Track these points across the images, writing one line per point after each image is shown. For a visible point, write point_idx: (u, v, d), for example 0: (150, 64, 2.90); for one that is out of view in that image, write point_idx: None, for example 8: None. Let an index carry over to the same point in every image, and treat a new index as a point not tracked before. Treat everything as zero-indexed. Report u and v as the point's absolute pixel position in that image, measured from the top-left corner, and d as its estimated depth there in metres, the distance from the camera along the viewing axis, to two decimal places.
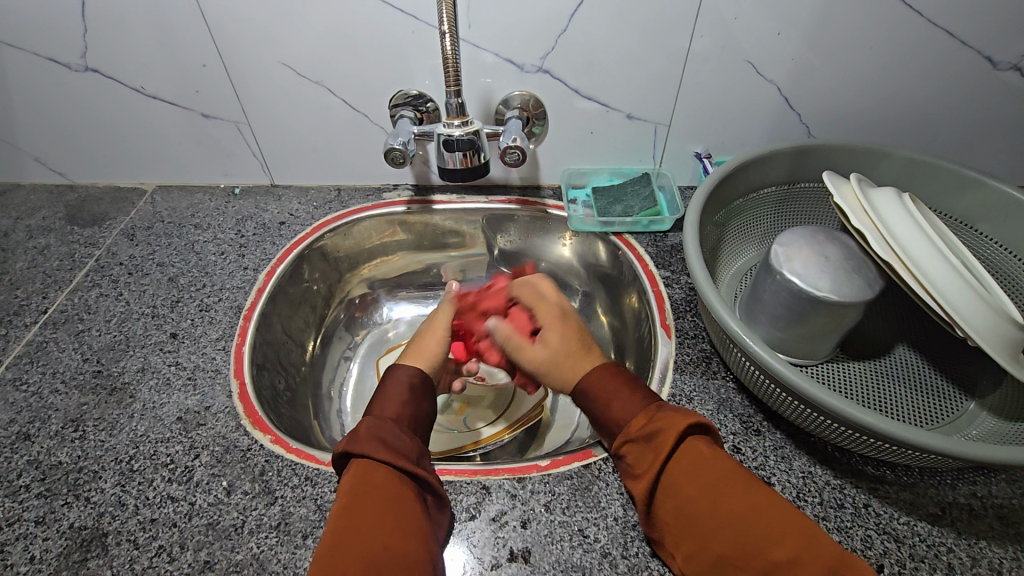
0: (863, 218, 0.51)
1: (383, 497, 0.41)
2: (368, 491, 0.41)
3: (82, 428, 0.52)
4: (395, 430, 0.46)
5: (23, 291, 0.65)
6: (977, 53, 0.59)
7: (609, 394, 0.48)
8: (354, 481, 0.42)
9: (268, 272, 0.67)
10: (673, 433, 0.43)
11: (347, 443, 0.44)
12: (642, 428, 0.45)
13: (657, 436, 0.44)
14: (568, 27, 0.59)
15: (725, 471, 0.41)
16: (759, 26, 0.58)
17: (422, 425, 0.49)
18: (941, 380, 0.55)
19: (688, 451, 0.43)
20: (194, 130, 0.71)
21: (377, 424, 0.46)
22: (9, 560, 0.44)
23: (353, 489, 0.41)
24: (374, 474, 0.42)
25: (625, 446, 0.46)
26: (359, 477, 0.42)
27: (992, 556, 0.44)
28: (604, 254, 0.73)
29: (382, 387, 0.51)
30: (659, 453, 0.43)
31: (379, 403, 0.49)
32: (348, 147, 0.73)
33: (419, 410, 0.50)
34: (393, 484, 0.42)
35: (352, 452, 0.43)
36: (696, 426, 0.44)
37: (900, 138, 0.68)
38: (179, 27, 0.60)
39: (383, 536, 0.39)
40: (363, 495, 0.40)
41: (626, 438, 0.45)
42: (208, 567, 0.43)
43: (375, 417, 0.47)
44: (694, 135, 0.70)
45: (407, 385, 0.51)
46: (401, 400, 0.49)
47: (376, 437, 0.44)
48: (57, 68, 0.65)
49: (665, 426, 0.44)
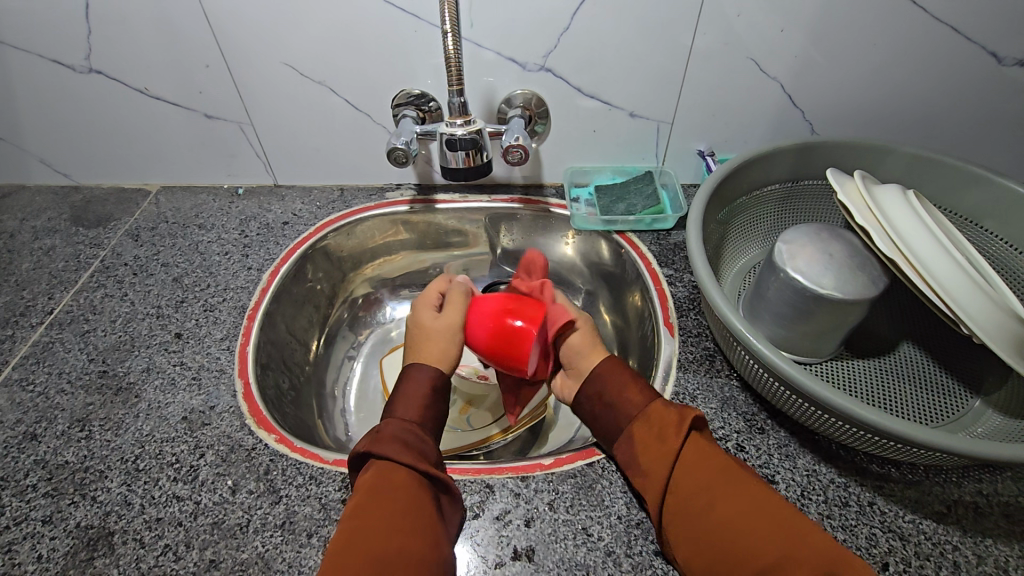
0: (868, 216, 0.51)
1: (395, 494, 0.41)
2: (384, 488, 0.41)
3: (89, 428, 0.52)
4: (416, 430, 0.47)
5: (30, 291, 0.66)
6: (981, 48, 0.58)
7: (622, 381, 0.50)
8: (369, 479, 0.42)
9: (272, 272, 0.67)
10: (683, 422, 0.45)
11: (368, 442, 0.44)
12: (658, 416, 0.46)
13: (668, 428, 0.45)
14: (571, 25, 0.59)
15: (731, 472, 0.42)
16: (763, 23, 0.58)
17: (439, 424, 0.51)
18: (946, 378, 0.55)
19: (695, 448, 0.44)
20: (198, 130, 0.71)
21: (398, 420, 0.47)
22: (17, 559, 0.44)
23: (371, 488, 0.41)
24: (388, 472, 0.42)
25: (635, 430, 0.47)
26: (376, 475, 0.42)
27: (997, 554, 0.43)
28: (607, 252, 0.73)
29: (401, 389, 0.51)
30: (672, 441, 0.44)
31: (396, 403, 0.50)
32: (351, 147, 0.73)
33: (438, 410, 0.51)
34: (406, 481, 0.42)
35: (375, 451, 0.44)
36: (703, 421, 0.45)
37: (903, 134, 0.67)
38: (181, 27, 0.60)
39: (395, 534, 0.39)
40: (378, 491, 0.41)
41: (635, 423, 0.47)
42: (213, 566, 0.43)
43: (397, 416, 0.48)
44: (697, 133, 0.70)
45: (429, 386, 0.51)
46: (422, 399, 0.50)
47: (398, 438, 0.45)
48: (61, 69, 0.65)
49: (679, 416, 0.45)
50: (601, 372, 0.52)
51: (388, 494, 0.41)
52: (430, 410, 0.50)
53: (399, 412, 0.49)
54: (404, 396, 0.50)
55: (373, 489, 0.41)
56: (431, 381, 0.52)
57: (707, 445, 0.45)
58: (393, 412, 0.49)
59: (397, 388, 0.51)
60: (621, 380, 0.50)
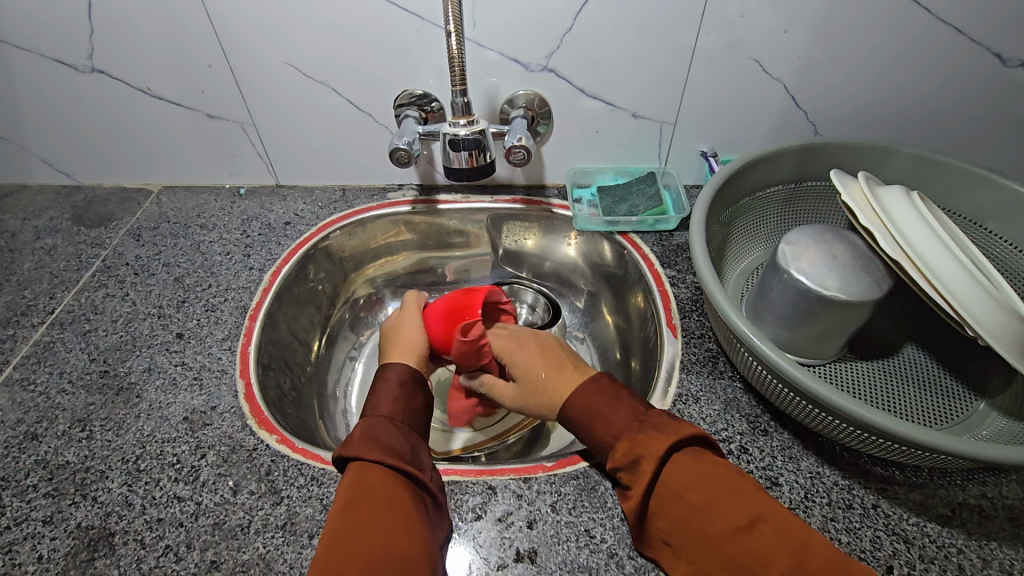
0: (872, 217, 0.50)
1: (379, 495, 0.41)
2: (365, 489, 0.41)
3: (90, 428, 0.52)
4: (389, 430, 0.46)
5: (31, 291, 0.65)
6: (985, 49, 0.58)
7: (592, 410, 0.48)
8: (349, 481, 0.42)
9: (273, 272, 0.67)
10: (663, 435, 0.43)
11: (342, 446, 0.44)
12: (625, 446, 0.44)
13: (640, 446, 0.43)
14: (574, 25, 0.59)
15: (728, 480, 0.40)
16: (766, 23, 0.58)
17: (416, 419, 0.50)
18: (950, 379, 0.55)
19: (683, 456, 0.42)
20: (200, 130, 0.71)
21: (374, 420, 0.47)
22: (18, 559, 0.44)
23: (353, 491, 0.41)
24: (366, 474, 0.42)
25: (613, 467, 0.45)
26: (355, 476, 0.42)
27: (1003, 558, 0.43)
28: (609, 253, 0.73)
29: (374, 390, 0.52)
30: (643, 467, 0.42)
31: (369, 406, 0.50)
32: (354, 147, 0.73)
33: (412, 409, 0.50)
34: (386, 482, 0.42)
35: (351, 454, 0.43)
36: (689, 428, 0.43)
37: (906, 136, 0.67)
38: (184, 25, 0.60)
39: (384, 533, 0.39)
40: (359, 493, 0.41)
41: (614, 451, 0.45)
42: (214, 567, 0.43)
43: (370, 416, 0.48)
44: (700, 134, 0.69)
45: (398, 384, 0.52)
46: (393, 398, 0.50)
47: (370, 438, 0.45)
48: (64, 69, 0.65)
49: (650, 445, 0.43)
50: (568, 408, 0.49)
51: (371, 493, 0.41)
52: (403, 408, 0.50)
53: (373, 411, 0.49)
54: (376, 400, 0.50)
55: (354, 490, 0.41)
56: (399, 379, 0.52)
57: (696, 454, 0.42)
58: (368, 411, 0.49)
59: (371, 389, 0.52)
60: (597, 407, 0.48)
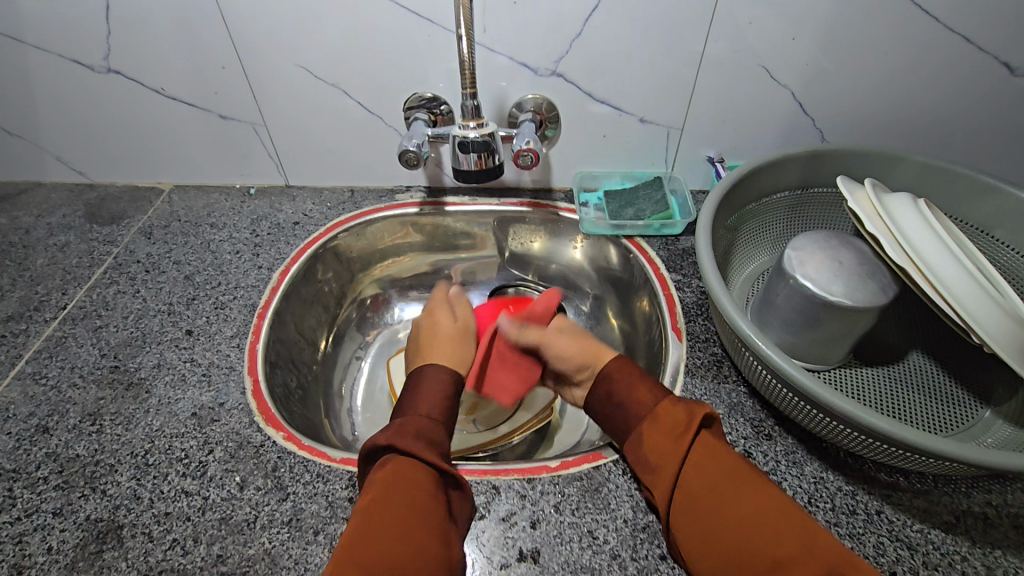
0: (879, 224, 0.50)
1: (413, 491, 0.42)
2: (405, 485, 0.42)
3: (100, 423, 0.53)
4: (434, 428, 0.48)
5: (44, 287, 0.66)
6: (994, 58, 0.58)
7: (631, 383, 0.51)
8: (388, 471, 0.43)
9: (282, 271, 0.68)
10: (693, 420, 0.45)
11: (390, 437, 0.45)
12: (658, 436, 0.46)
13: (679, 426, 0.46)
14: (583, 31, 0.59)
15: (745, 481, 0.42)
16: (774, 30, 0.58)
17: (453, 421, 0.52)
18: (955, 387, 0.55)
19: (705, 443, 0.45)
20: (212, 130, 0.72)
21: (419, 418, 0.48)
22: (28, 550, 0.44)
23: (390, 485, 0.42)
24: (409, 471, 0.43)
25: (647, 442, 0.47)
26: (396, 472, 0.43)
27: (1007, 565, 0.43)
28: (615, 258, 0.73)
29: (418, 385, 0.52)
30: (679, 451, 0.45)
31: (412, 402, 0.51)
32: (363, 148, 0.73)
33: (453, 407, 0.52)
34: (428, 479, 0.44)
35: (397, 448, 0.45)
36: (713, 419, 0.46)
37: (913, 143, 0.67)
38: (200, 29, 0.61)
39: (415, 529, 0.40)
40: (401, 485, 0.42)
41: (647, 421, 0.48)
42: (221, 561, 0.44)
43: (418, 413, 0.49)
44: (707, 140, 0.70)
45: (449, 383, 0.53)
46: (441, 396, 0.51)
47: (418, 436, 0.46)
48: (81, 69, 0.66)
49: (686, 421, 0.46)
50: (609, 372, 0.53)
51: (408, 483, 0.43)
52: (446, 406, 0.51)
53: (423, 407, 0.50)
54: (416, 396, 0.51)
55: (392, 482, 0.43)
56: (449, 377, 0.53)
57: (714, 442, 0.45)
58: (416, 407, 0.50)
59: (413, 387, 0.53)
60: (632, 380, 0.51)
